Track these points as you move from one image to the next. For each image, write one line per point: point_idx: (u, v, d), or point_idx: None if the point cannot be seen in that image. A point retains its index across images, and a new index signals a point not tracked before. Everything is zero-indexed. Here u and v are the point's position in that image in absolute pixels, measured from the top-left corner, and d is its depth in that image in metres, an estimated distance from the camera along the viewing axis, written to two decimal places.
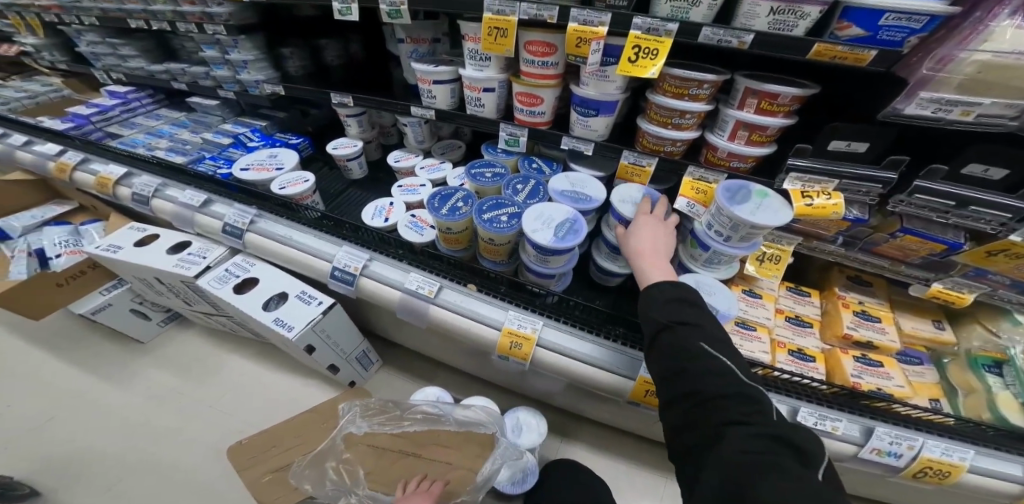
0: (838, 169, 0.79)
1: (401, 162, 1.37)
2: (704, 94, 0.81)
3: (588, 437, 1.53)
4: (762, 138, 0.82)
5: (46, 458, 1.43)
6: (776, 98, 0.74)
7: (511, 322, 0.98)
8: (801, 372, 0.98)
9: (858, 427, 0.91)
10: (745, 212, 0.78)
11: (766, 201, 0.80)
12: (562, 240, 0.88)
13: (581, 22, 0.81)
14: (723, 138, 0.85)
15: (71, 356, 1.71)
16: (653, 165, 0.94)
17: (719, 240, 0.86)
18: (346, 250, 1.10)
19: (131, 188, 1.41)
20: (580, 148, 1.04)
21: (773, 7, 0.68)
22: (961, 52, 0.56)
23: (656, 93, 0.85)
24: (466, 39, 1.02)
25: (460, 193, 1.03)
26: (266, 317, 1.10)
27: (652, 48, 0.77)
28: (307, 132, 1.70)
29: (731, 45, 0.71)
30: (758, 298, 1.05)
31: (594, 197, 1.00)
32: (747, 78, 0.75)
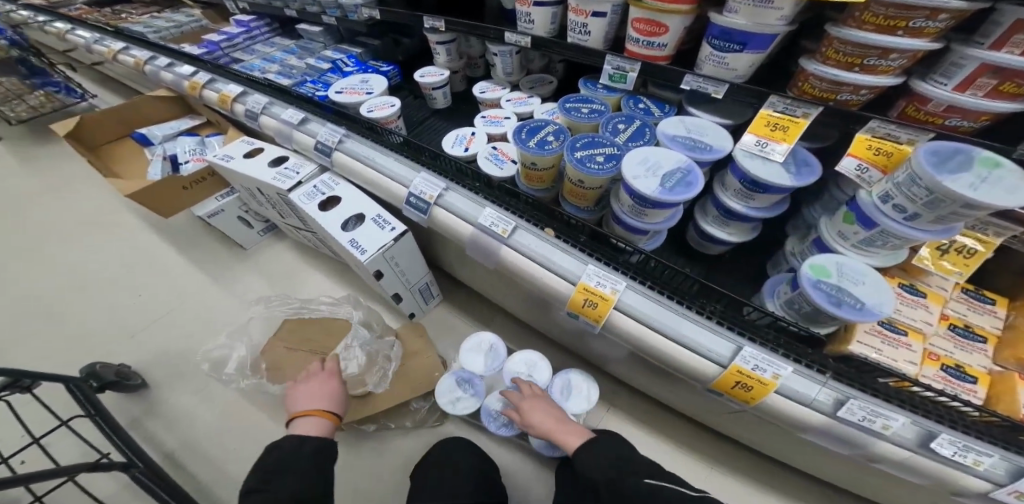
0: None
1: (487, 93, 1.34)
2: (934, 27, 0.58)
3: (638, 411, 1.44)
4: (1017, 90, 0.58)
5: (169, 344, 1.71)
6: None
7: (589, 278, 0.88)
8: (953, 394, 0.78)
9: (1011, 466, 0.70)
10: (961, 183, 0.57)
11: (997, 173, 0.59)
12: (674, 191, 0.74)
13: None
14: (949, 87, 0.63)
15: (193, 256, 1.98)
16: (812, 116, 0.74)
17: (897, 217, 0.67)
18: (423, 177, 1.07)
19: (245, 105, 1.51)
20: (707, 91, 0.86)
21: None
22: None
23: (843, 27, 0.63)
24: None
25: (552, 126, 0.92)
26: (343, 237, 1.14)
27: None
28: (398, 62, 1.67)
29: None
30: (921, 297, 0.84)
31: (714, 147, 0.83)
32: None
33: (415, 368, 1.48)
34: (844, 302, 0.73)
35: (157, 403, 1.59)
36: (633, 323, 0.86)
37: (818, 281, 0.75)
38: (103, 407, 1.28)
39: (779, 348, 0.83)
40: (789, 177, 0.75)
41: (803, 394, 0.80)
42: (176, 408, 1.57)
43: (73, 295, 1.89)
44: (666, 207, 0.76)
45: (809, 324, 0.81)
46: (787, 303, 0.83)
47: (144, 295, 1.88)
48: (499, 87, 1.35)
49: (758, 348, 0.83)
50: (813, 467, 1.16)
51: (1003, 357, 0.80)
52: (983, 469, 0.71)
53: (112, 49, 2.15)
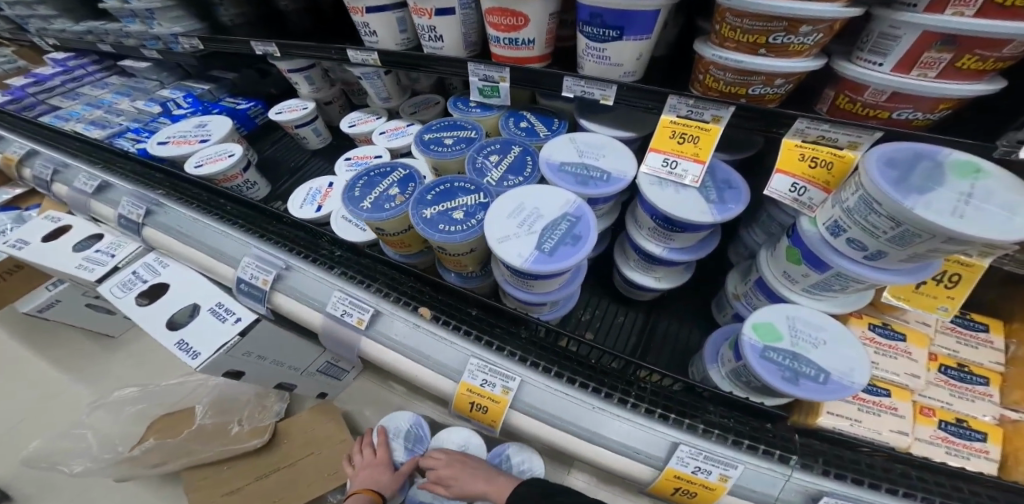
0: None
1: (357, 126, 1.09)
2: None
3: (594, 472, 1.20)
4: (980, 64, 0.39)
5: None
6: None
7: (473, 376, 0.63)
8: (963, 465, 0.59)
9: None
10: (942, 210, 0.36)
11: (979, 184, 0.39)
12: (554, 257, 0.52)
13: None
14: (885, 68, 0.43)
15: (43, 350, 1.58)
16: (726, 120, 0.53)
17: (853, 257, 0.47)
18: (253, 256, 0.79)
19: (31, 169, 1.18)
20: (594, 96, 0.64)
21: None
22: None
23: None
24: None
25: (399, 172, 0.68)
26: (166, 339, 0.83)
27: None
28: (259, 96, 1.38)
29: None
30: (899, 339, 0.65)
31: (613, 174, 0.61)
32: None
33: (337, 453, 1.21)
34: (802, 375, 0.51)
35: None
36: (536, 424, 0.61)
37: (763, 349, 0.53)
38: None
39: (728, 435, 0.58)
40: (711, 211, 0.54)
41: (766, 495, 0.54)
42: None
43: None
44: (551, 277, 0.53)
45: (761, 397, 0.60)
46: (732, 374, 0.61)
47: None
48: (371, 117, 1.10)
49: (698, 438, 0.58)
50: None
51: (1013, 400, 0.62)
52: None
53: None
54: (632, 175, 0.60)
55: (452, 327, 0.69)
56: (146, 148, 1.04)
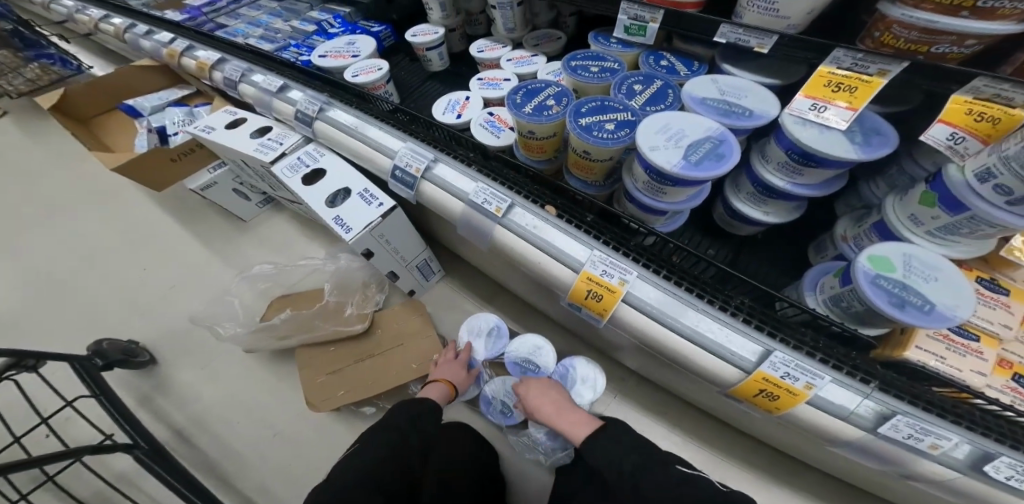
0: None
1: (485, 53, 1.10)
2: None
3: (646, 401, 1.33)
4: None
5: (164, 324, 1.65)
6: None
7: (593, 266, 0.76)
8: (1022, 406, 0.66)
9: None
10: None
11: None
12: (700, 168, 0.61)
13: None
14: None
15: (195, 228, 1.92)
16: (891, 76, 0.56)
17: (1003, 206, 0.51)
18: (409, 147, 0.95)
19: (222, 72, 1.42)
20: (749, 45, 0.69)
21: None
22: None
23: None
24: None
25: (553, 89, 0.78)
26: (326, 213, 1.03)
27: None
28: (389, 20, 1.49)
29: None
30: (1004, 294, 0.69)
31: (754, 111, 0.68)
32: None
33: (423, 347, 1.41)
34: (907, 303, 0.59)
35: (168, 379, 1.52)
36: (641, 317, 0.74)
37: (875, 276, 0.61)
38: (107, 385, 1.18)
39: (817, 353, 0.71)
40: (854, 149, 0.59)
41: (840, 406, 0.67)
42: (184, 385, 1.50)
43: (78, 266, 1.86)
44: (690, 185, 0.63)
45: (854, 324, 0.70)
46: (832, 300, 0.72)
47: (140, 272, 1.82)
48: (498, 45, 1.11)
49: (791, 352, 0.70)
50: (855, 474, 1.02)
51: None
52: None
53: (94, 17, 2.06)
54: (774, 113, 0.68)
55: (581, 230, 0.83)
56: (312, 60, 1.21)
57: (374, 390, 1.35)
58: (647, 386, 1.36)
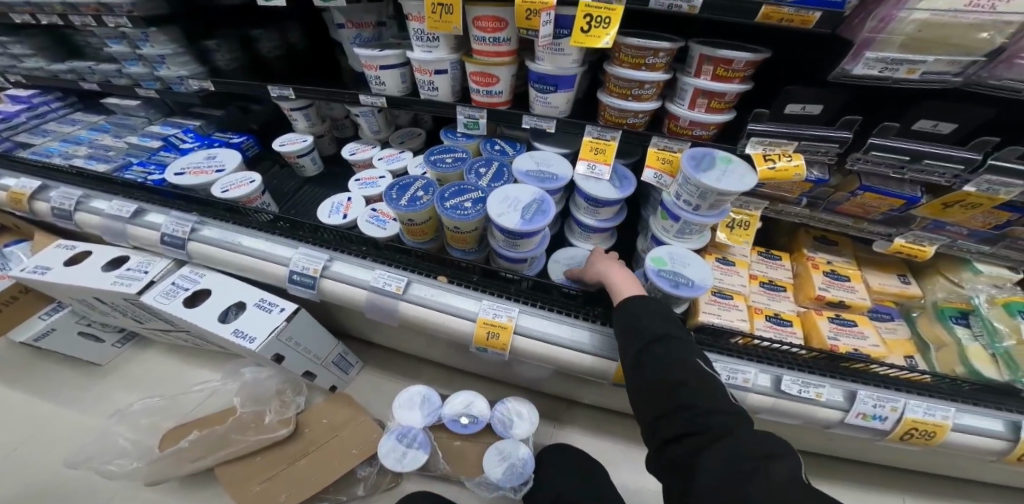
0: (795, 131, 0.83)
1: (357, 154, 1.26)
2: (661, 63, 0.83)
3: (580, 420, 1.56)
4: (721, 104, 0.85)
5: (9, 494, 1.33)
6: (730, 63, 0.78)
7: (486, 312, 0.96)
8: (778, 337, 1.01)
9: (842, 392, 0.94)
10: (711, 179, 0.82)
11: (730, 166, 0.85)
12: (532, 222, 0.86)
13: None
14: (683, 106, 0.88)
15: (28, 386, 1.58)
16: (618, 138, 0.95)
17: (689, 210, 0.90)
18: (303, 251, 1.04)
19: (48, 202, 1.25)
20: (542, 127, 1.00)
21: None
22: (903, 10, 0.62)
23: (617, 68, 0.85)
24: (410, 19, 0.93)
25: (419, 182, 0.97)
26: (224, 330, 1.05)
27: (604, 16, 0.77)
28: (250, 129, 1.55)
29: (681, 9, 0.74)
30: (732, 265, 1.08)
31: (559, 175, 0.97)
32: (699, 47, 0.79)
33: (358, 432, 1.38)
34: (680, 283, 0.92)
35: None
36: (533, 342, 0.96)
37: (658, 270, 0.94)
38: None
39: None
40: (618, 192, 0.93)
41: None
42: None
43: None
44: (532, 236, 0.87)
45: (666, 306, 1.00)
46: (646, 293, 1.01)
47: None
48: (369, 146, 1.28)
49: None
50: None
51: (801, 299, 1.07)
52: (825, 399, 0.93)
53: None
54: (570, 176, 0.99)
55: (468, 288, 1.02)
56: (165, 179, 1.16)
57: (311, 489, 1.27)
58: (577, 407, 1.59)
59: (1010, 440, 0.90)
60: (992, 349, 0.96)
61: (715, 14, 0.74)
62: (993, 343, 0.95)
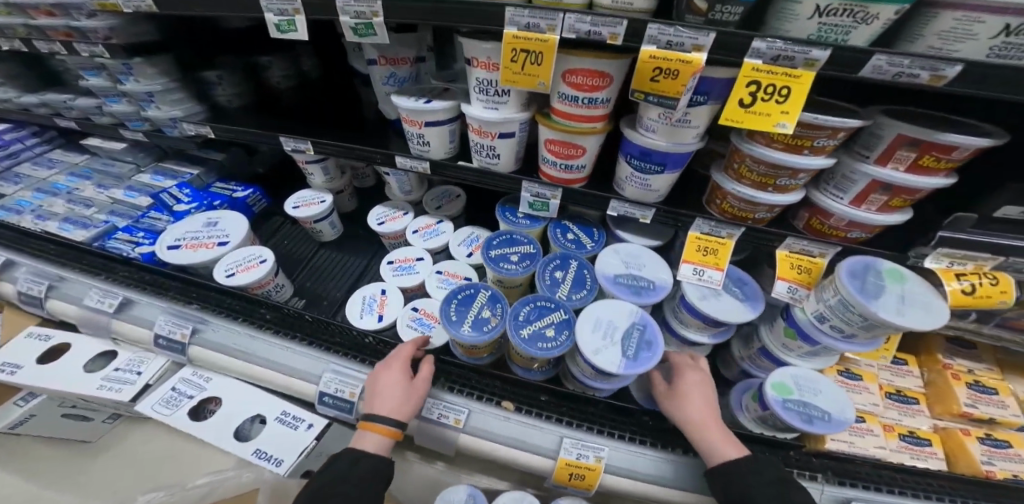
0: (998, 242, 0.63)
1: (386, 223, 1.03)
2: (832, 145, 0.60)
3: None
4: (904, 203, 0.62)
5: None
6: (949, 153, 0.54)
7: (568, 452, 0.79)
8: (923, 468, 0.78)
9: None
10: (890, 311, 0.61)
11: (905, 286, 0.65)
12: (638, 361, 0.70)
13: (663, 45, 0.55)
14: (844, 200, 0.66)
15: None
16: (735, 237, 0.75)
17: (838, 336, 0.69)
18: (334, 367, 0.87)
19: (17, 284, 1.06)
20: (634, 215, 0.80)
21: (1007, 25, 0.45)
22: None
23: (774, 151, 0.62)
24: (473, 65, 0.70)
25: (484, 293, 0.80)
26: (241, 452, 0.84)
27: (780, 85, 0.54)
28: (270, 180, 1.34)
29: (918, 79, 0.50)
30: (858, 379, 0.87)
31: (657, 283, 0.78)
32: (909, 126, 0.54)
33: None
34: (813, 416, 0.72)
35: None
36: (628, 483, 0.80)
37: (782, 401, 0.74)
38: None
39: None
40: (746, 308, 0.75)
41: None
42: None
43: None
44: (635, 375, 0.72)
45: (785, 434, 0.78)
46: (760, 420, 0.80)
47: None
48: (398, 213, 1.05)
49: None
50: None
51: (938, 412, 0.85)
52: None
53: None
54: (669, 280, 0.79)
55: (536, 414, 0.85)
56: (156, 253, 0.96)
57: None
58: None
59: None
60: None
61: (963, 88, 0.49)
62: None
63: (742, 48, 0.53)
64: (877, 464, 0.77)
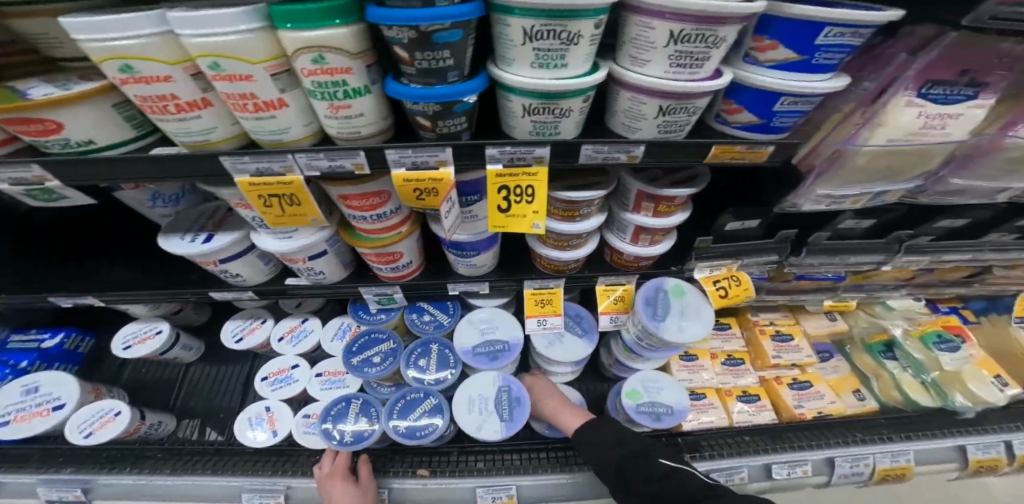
0: (733, 248, 0.76)
1: (245, 336, 1.06)
2: (596, 209, 0.70)
3: None
4: (662, 235, 0.76)
5: None
6: (674, 201, 0.66)
7: (484, 497, 0.92)
8: (749, 421, 0.94)
9: (822, 460, 0.90)
10: (671, 330, 0.76)
11: (685, 300, 0.79)
12: (513, 421, 0.84)
13: (412, 167, 0.54)
14: (625, 240, 0.78)
15: None
16: (562, 286, 0.88)
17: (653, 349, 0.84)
18: (251, 489, 0.94)
19: None
20: (474, 288, 0.91)
21: (660, 106, 0.49)
22: (854, 145, 0.50)
23: (547, 219, 0.72)
24: (236, 208, 0.68)
25: (355, 403, 0.94)
26: None
27: (525, 185, 0.56)
28: (67, 323, 1.17)
29: (620, 161, 0.54)
30: (696, 359, 1.01)
31: (508, 342, 0.92)
32: (634, 183, 0.66)
33: None
34: (661, 413, 0.87)
35: None
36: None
37: (635, 406, 0.87)
38: None
39: None
40: (584, 341, 0.90)
41: None
42: None
43: None
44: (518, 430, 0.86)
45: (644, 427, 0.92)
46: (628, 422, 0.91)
47: None
48: (256, 321, 1.08)
49: None
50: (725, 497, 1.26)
51: (760, 366, 1.02)
52: (811, 474, 0.90)
53: None
54: (519, 334, 0.93)
55: (450, 473, 0.95)
56: None
57: None
58: None
59: (960, 463, 0.91)
60: (920, 378, 0.95)
61: (657, 161, 0.55)
62: (921, 374, 0.94)
63: (478, 156, 0.53)
64: (720, 431, 0.94)
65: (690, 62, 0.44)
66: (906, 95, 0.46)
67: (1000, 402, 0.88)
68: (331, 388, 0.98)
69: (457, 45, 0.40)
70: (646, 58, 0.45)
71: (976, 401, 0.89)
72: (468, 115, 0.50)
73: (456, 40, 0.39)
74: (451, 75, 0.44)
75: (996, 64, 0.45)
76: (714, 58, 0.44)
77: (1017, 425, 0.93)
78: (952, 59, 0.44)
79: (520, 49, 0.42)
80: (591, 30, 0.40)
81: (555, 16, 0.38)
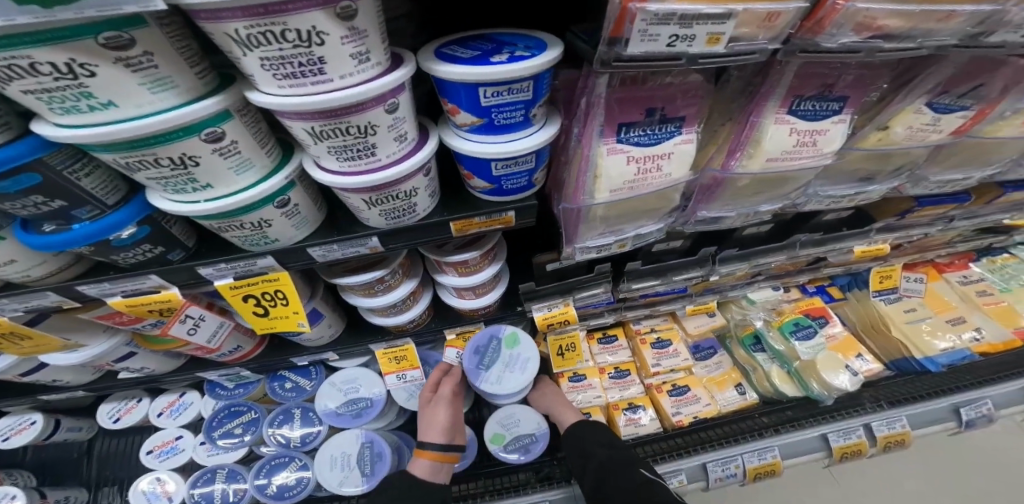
0: (562, 287, 0.76)
1: (122, 417, 0.95)
2: (398, 278, 0.67)
3: None
4: (484, 288, 0.73)
5: None
6: (466, 264, 0.64)
7: None
8: (636, 434, 0.94)
9: (697, 467, 0.92)
10: (491, 381, 0.77)
11: (516, 350, 0.79)
12: (374, 476, 0.81)
13: (127, 293, 0.49)
14: (452, 296, 0.75)
15: None
16: (410, 341, 0.83)
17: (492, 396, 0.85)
18: None
19: None
20: (323, 357, 0.84)
21: (365, 199, 0.45)
22: (587, 203, 0.49)
23: (352, 295, 0.67)
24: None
25: (222, 472, 0.86)
26: None
27: (270, 290, 0.53)
28: None
29: (363, 252, 0.52)
30: (585, 378, 0.98)
31: (371, 400, 0.87)
32: (425, 253, 0.64)
33: None
34: (529, 444, 0.87)
35: None
36: None
37: (503, 449, 0.87)
38: None
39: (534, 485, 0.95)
40: None
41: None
42: None
43: None
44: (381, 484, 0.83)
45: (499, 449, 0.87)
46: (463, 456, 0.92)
47: None
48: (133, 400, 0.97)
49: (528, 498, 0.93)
50: None
51: (644, 375, 1.00)
52: (687, 483, 0.91)
53: None
54: (382, 389, 0.88)
55: None
56: None
57: None
58: None
59: (825, 452, 0.94)
60: (786, 368, 0.99)
61: (401, 246, 0.53)
62: (785, 364, 0.98)
63: (196, 277, 0.49)
64: None
65: (356, 153, 0.39)
66: (606, 143, 0.45)
67: (850, 388, 0.91)
68: (219, 453, 0.88)
69: (45, 185, 0.34)
70: (316, 154, 0.41)
71: (830, 390, 0.92)
72: (155, 241, 0.44)
73: (38, 182, 0.34)
74: (81, 212, 0.38)
75: (681, 97, 0.44)
76: (385, 143, 0.40)
77: (881, 404, 0.98)
78: (631, 102, 0.43)
79: (136, 176, 0.36)
80: (205, 148, 0.34)
81: (129, 146, 0.31)
